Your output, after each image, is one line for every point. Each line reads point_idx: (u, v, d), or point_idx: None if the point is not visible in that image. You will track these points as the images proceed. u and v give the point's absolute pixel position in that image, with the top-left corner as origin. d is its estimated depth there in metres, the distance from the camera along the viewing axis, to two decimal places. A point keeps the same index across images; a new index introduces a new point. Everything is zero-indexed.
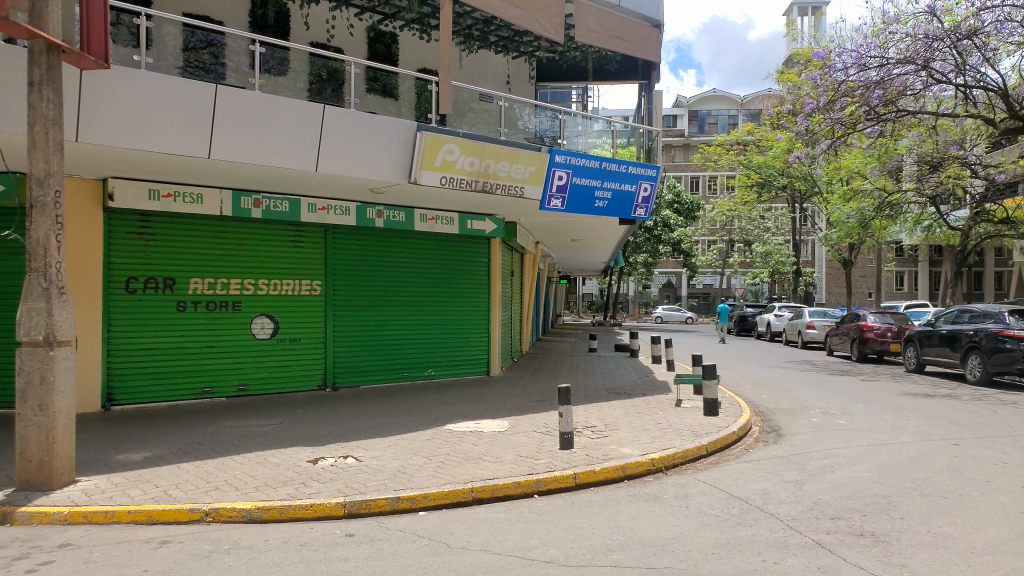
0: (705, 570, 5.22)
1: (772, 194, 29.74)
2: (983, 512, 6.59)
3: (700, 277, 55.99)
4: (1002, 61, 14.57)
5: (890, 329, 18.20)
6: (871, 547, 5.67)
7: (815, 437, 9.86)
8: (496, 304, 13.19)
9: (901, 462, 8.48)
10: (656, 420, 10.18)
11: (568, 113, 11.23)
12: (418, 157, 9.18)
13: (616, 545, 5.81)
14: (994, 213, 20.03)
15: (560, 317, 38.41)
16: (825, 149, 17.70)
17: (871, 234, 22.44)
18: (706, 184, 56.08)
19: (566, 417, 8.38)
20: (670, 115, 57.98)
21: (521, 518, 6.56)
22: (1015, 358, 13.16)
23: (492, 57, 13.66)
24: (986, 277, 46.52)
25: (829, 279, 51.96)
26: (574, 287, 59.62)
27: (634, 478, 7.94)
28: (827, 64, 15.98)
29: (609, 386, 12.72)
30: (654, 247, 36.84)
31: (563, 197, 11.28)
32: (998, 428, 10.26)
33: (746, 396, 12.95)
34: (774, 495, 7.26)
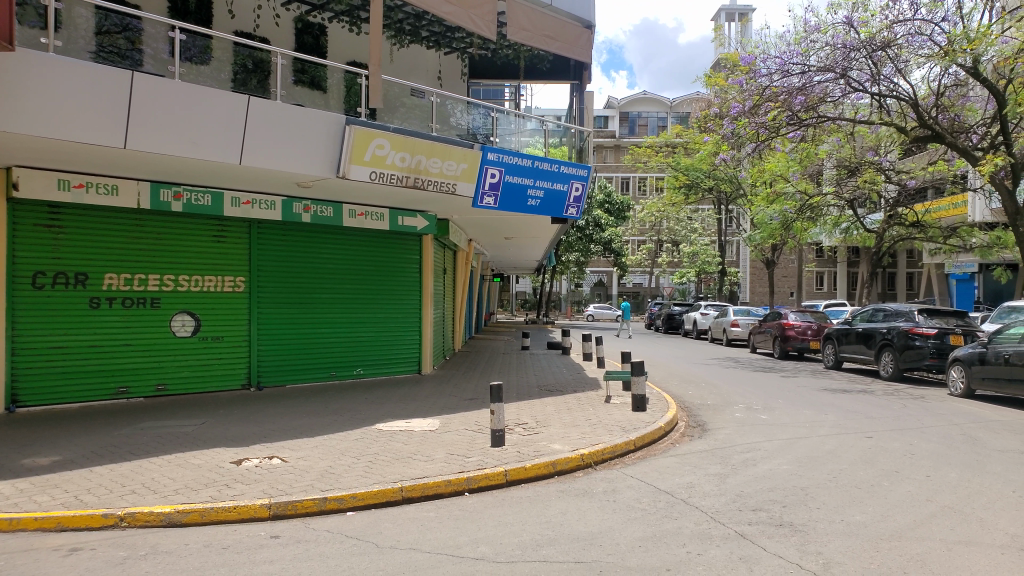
0: (632, 562, 5.30)
1: (699, 195, 30.52)
2: (892, 500, 6.91)
3: (630, 278, 57.03)
4: (913, 72, 15.23)
5: (810, 327, 18.87)
6: (789, 536, 5.87)
7: (738, 431, 10.15)
8: (428, 302, 13.09)
9: (818, 454, 8.81)
10: (586, 416, 10.29)
11: (501, 110, 11.23)
12: (347, 152, 9.03)
13: (545, 540, 5.85)
14: (906, 217, 21.07)
15: (494, 315, 38.49)
16: (750, 152, 18.22)
17: (792, 236, 23.23)
18: (636, 185, 57.14)
19: (497, 414, 8.39)
20: (602, 116, 58.83)
21: (451, 516, 6.52)
22: (923, 355, 14.00)
23: (424, 53, 13.51)
24: (898, 279, 48.92)
25: (753, 279, 53.69)
26: (506, 285, 59.92)
27: (564, 474, 8.00)
28: (752, 69, 16.49)
29: (541, 384, 12.80)
30: (586, 246, 37.39)
31: (495, 195, 11.25)
32: (908, 421, 10.77)
33: (673, 392, 13.24)
34: (698, 488, 7.44)
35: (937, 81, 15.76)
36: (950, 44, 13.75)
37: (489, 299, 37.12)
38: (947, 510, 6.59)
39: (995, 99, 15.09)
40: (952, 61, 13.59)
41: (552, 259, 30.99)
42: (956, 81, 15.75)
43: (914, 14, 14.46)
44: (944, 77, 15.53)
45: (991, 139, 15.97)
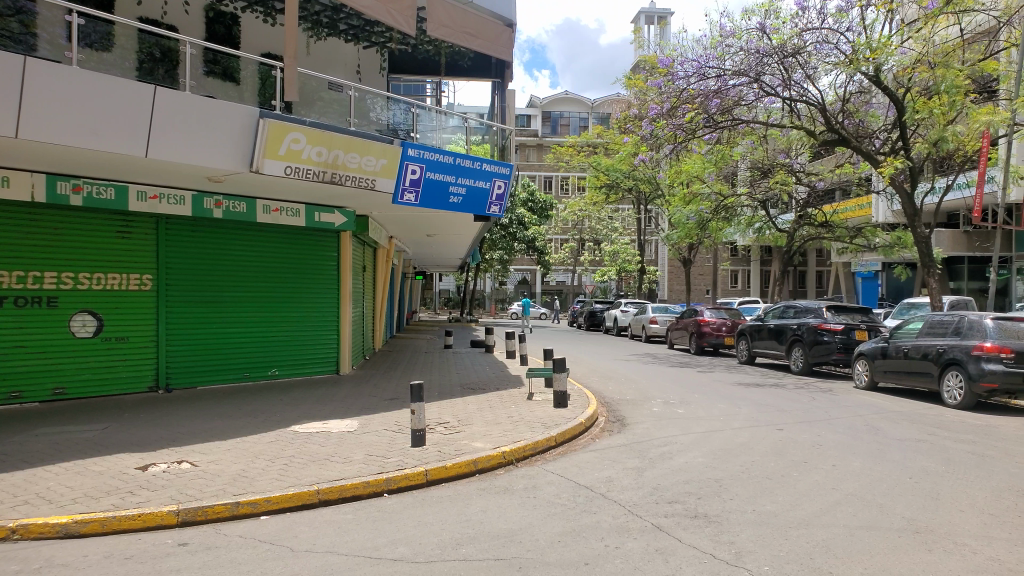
0: (551, 558, 5.34)
1: (619, 195, 31.04)
2: (800, 489, 7.20)
3: (553, 276, 57.56)
4: (820, 79, 15.93)
5: (725, 323, 19.54)
6: (703, 527, 6.03)
7: (656, 426, 10.37)
8: (346, 300, 12.87)
9: (731, 447, 9.10)
10: (509, 414, 10.31)
11: (422, 106, 11.13)
12: (261, 146, 8.77)
13: (465, 539, 5.82)
14: (815, 217, 22.03)
15: (416, 314, 38.12)
16: (668, 154, 18.60)
17: (708, 235, 23.93)
18: (558, 184, 57.77)
19: (418, 413, 8.31)
20: (525, 114, 59.07)
21: (370, 517, 6.43)
22: (830, 350, 14.69)
23: (341, 46, 13.26)
24: (808, 277, 51.11)
25: (670, 278, 55.14)
26: (429, 283, 59.57)
27: (485, 472, 8.00)
28: (670, 72, 16.83)
29: (463, 382, 12.76)
30: (509, 244, 37.49)
31: (416, 191, 11.11)
32: (816, 413, 11.24)
33: (594, 388, 13.43)
34: (617, 482, 7.56)
35: (843, 88, 16.52)
36: (854, 53, 14.42)
37: (411, 297, 36.79)
38: (850, 498, 6.90)
39: (895, 106, 15.91)
40: (856, 69, 14.26)
41: (475, 258, 30.95)
42: (860, 88, 16.58)
43: (822, 23, 15.10)
44: (849, 84, 16.29)
45: (891, 144, 16.85)
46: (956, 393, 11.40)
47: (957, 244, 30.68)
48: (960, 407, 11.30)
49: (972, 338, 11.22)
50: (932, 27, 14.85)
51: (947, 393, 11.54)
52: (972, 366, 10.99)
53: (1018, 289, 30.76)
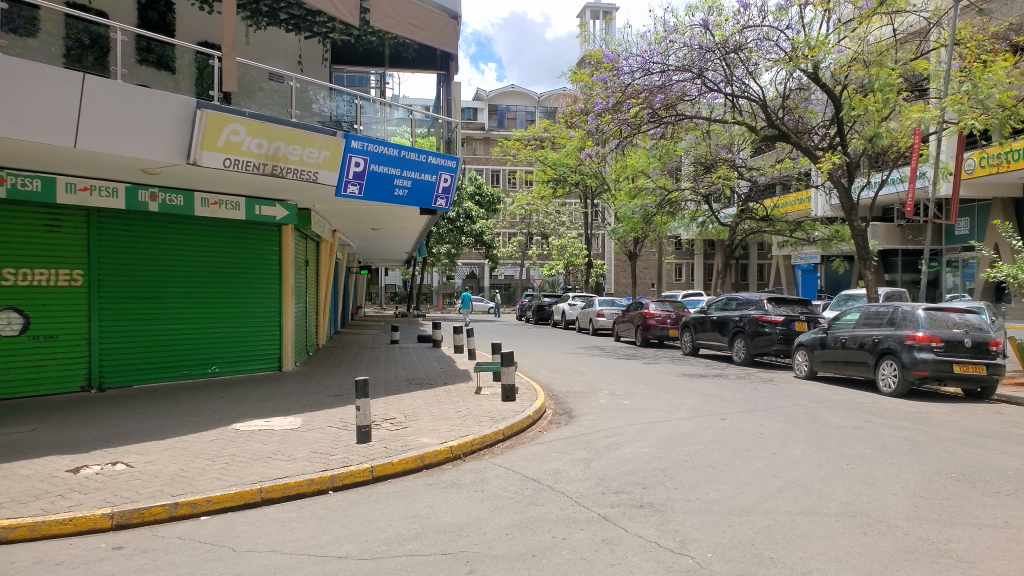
0: (498, 550, 5.34)
1: (566, 189, 31.20)
2: (743, 477, 7.35)
3: (502, 270, 57.64)
4: (761, 75, 16.26)
5: (670, 316, 19.85)
6: (649, 516, 6.10)
7: (602, 417, 10.47)
8: (289, 295, 12.63)
9: (676, 437, 9.25)
10: (456, 409, 10.29)
11: (366, 98, 10.99)
12: (198, 137, 8.51)
13: (412, 534, 5.78)
14: (756, 211, 22.54)
15: (361, 308, 37.73)
16: (614, 148, 18.75)
17: (653, 229, 24.26)
18: (506, 178, 57.82)
19: (364, 410, 8.22)
20: (471, 108, 58.86)
21: (315, 515, 6.33)
22: (771, 341, 15.08)
23: (283, 36, 13.07)
24: (750, 270, 52.37)
25: (617, 271, 55.78)
26: (376, 277, 58.95)
27: (432, 467, 7.95)
28: (616, 67, 16.94)
29: (410, 377, 12.67)
30: (457, 238, 37.34)
31: (360, 184, 10.95)
32: (758, 403, 11.51)
33: (542, 381, 13.49)
34: (564, 473, 7.61)
35: (782, 84, 16.92)
36: (793, 50, 14.76)
37: (356, 293, 36.39)
38: (790, 484, 7.08)
39: (832, 103, 16.35)
40: (795, 66, 14.61)
41: (422, 252, 30.81)
42: (799, 85, 17.02)
43: (763, 20, 15.42)
44: (788, 81, 16.69)
45: (828, 139, 17.32)
46: (890, 381, 11.80)
47: (891, 237, 31.79)
48: (895, 395, 11.71)
49: (905, 328, 11.63)
50: (867, 27, 15.32)
51: (882, 381, 11.94)
52: (905, 355, 11.40)
53: (947, 281, 32.10)
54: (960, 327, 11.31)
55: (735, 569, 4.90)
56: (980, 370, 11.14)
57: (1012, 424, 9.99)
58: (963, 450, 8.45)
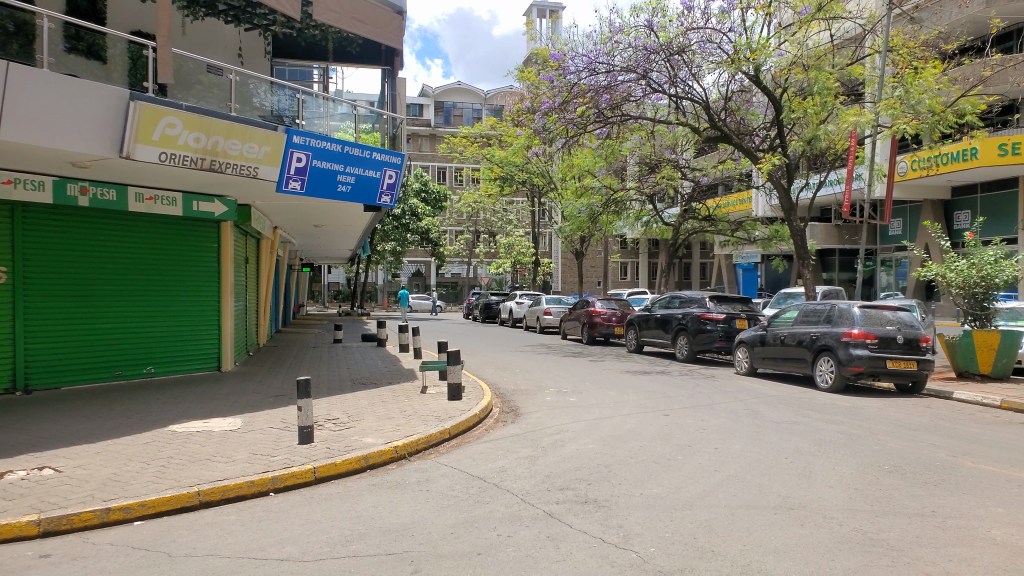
0: (443, 550, 5.30)
1: (513, 188, 31.11)
2: (685, 472, 7.48)
3: (449, 268, 57.48)
4: (704, 77, 16.56)
5: (615, 314, 20.09)
6: (593, 512, 6.15)
7: (548, 415, 10.52)
8: (228, 293, 12.36)
9: (621, 433, 9.36)
10: (401, 408, 10.21)
11: (308, 92, 10.80)
12: (132, 130, 8.22)
13: (355, 535, 5.70)
14: (699, 211, 22.98)
15: (303, 308, 37.05)
16: (560, 147, 18.85)
17: (599, 228, 24.50)
18: (452, 176, 57.72)
19: (305, 410, 8.08)
20: (417, 104, 58.46)
21: (255, 517, 6.19)
22: (713, 338, 15.40)
23: (221, 28, 12.73)
24: (693, 269, 53.45)
25: (564, 270, 56.22)
26: (319, 275, 58.04)
27: (376, 467, 7.86)
28: (562, 66, 16.99)
29: (354, 377, 12.52)
30: (402, 235, 37.03)
31: (302, 179, 10.73)
32: (700, 399, 11.73)
33: (488, 379, 13.48)
34: (510, 471, 7.61)
35: (725, 86, 17.26)
36: (736, 53, 15.01)
37: (298, 291, 35.72)
38: (731, 478, 7.24)
39: (772, 105, 16.73)
40: (737, 68, 14.87)
41: (366, 250, 30.42)
42: (741, 87, 17.40)
43: (706, 23, 15.69)
44: (731, 83, 17.06)
45: (769, 141, 17.75)
46: (827, 377, 12.15)
47: (829, 237, 32.81)
48: (831, 390, 12.07)
49: (842, 325, 11.99)
50: (806, 31, 15.70)
51: (819, 377, 12.30)
52: (842, 352, 11.75)
53: (881, 279, 33.30)
54: (893, 324, 11.72)
55: (678, 563, 4.98)
56: (912, 365, 11.59)
57: (940, 417, 10.40)
58: (895, 443, 8.75)
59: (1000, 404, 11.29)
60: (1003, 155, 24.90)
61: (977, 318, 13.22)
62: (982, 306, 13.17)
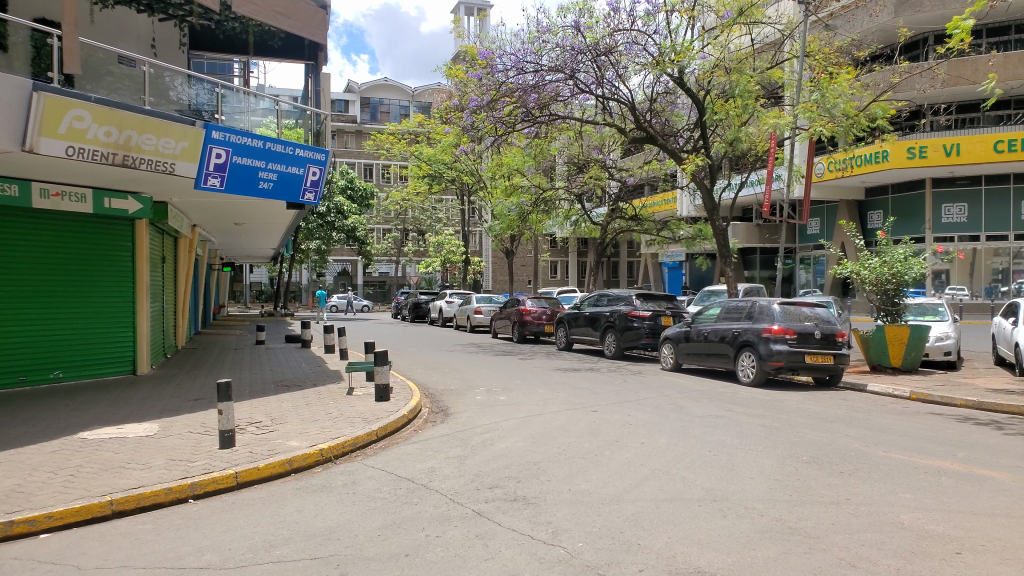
0: (371, 552, 5.23)
1: (443, 186, 30.53)
2: (612, 467, 7.59)
3: (377, 267, 56.89)
4: (630, 78, 16.88)
5: (545, 312, 20.27)
6: (522, 510, 6.18)
7: (478, 414, 10.51)
8: (144, 294, 11.92)
9: (549, 430, 9.43)
10: (327, 410, 10.03)
11: (228, 86, 10.51)
12: (36, 122, 7.79)
13: (280, 540, 5.57)
14: (626, 210, 23.41)
15: (224, 308, 35.95)
16: (489, 145, 18.88)
17: (529, 227, 24.65)
18: (379, 173, 57.05)
19: (226, 414, 7.85)
20: (342, 100, 57.52)
21: (173, 525, 5.98)
22: (640, 335, 15.71)
23: (134, 17, 12.35)
24: (621, 267, 54.46)
25: (494, 269, 56.46)
26: (242, 274, 56.42)
27: (301, 471, 7.70)
28: (489, 64, 17.00)
29: (278, 379, 12.23)
30: (327, 234, 36.37)
31: (222, 176, 10.40)
32: (627, 395, 11.94)
33: (417, 380, 13.38)
34: (438, 472, 7.57)
35: (650, 88, 17.63)
36: (661, 55, 15.30)
37: (218, 291, 34.62)
38: (657, 472, 7.39)
39: (695, 107, 17.13)
40: (662, 70, 15.17)
41: (289, 248, 29.77)
42: (666, 89, 17.80)
43: (632, 25, 15.93)
44: (656, 85, 17.46)
45: (692, 142, 18.21)
46: (749, 371, 12.52)
47: (750, 236, 33.86)
48: (752, 384, 12.46)
49: (762, 321, 12.39)
50: (727, 35, 16.13)
51: (740, 371, 12.68)
52: (762, 347, 12.13)
53: (800, 277, 34.58)
54: (810, 320, 12.20)
55: (606, 557, 5.04)
56: (828, 360, 12.08)
57: (855, 409, 10.87)
58: (812, 435, 9.09)
59: (909, 395, 11.88)
60: (912, 157, 26.34)
61: (889, 313, 13.87)
62: (893, 302, 13.82)
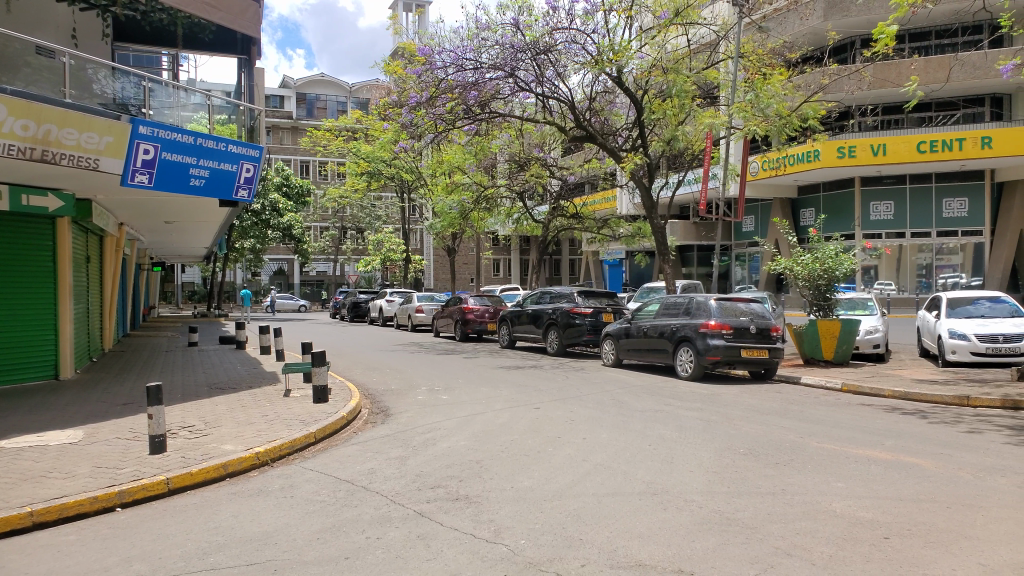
0: (309, 556, 5.13)
1: (381, 183, 30.25)
2: (554, 464, 7.62)
3: (314, 265, 55.97)
4: (569, 77, 17.01)
5: (488, 310, 20.28)
6: (464, 509, 6.14)
7: (419, 414, 10.42)
8: (66, 296, 11.45)
9: (491, 428, 9.41)
10: (263, 413, 9.80)
11: (155, 80, 10.20)
12: None
13: (214, 547, 5.40)
14: (567, 208, 23.58)
15: (154, 309, 34.78)
16: (429, 142, 18.75)
17: (471, 225, 24.59)
18: (316, 170, 56.13)
19: (156, 418, 7.59)
20: (277, 95, 56.31)
21: (100, 535, 5.75)
22: (582, 331, 15.85)
23: (53, 6, 11.88)
24: (563, 265, 54.90)
25: (436, 267, 56.25)
26: (173, 274, 54.71)
27: (237, 475, 7.50)
28: (429, 61, 16.88)
29: (211, 382, 11.88)
30: (262, 232, 35.57)
31: (150, 173, 10.01)
32: (570, 391, 12.02)
33: (357, 381, 13.19)
34: (379, 473, 7.47)
35: (590, 87, 17.75)
36: (599, 54, 15.41)
37: (147, 291, 33.48)
38: (598, 467, 7.44)
39: (634, 106, 17.35)
40: (601, 69, 15.29)
41: (223, 246, 28.98)
42: (605, 88, 17.94)
43: (571, 23, 15.98)
44: (595, 84, 17.58)
45: (631, 142, 18.47)
46: (687, 366, 12.77)
47: (687, 234, 34.51)
48: (691, 378, 12.70)
49: (699, 317, 12.63)
50: (665, 35, 16.35)
51: (679, 366, 12.90)
52: (700, 342, 12.37)
53: (736, 274, 35.42)
54: (746, 315, 12.48)
55: (548, 553, 5.05)
56: (763, 353, 12.39)
57: (789, 402, 11.17)
58: (748, 427, 9.31)
59: (841, 387, 12.29)
60: (842, 156, 27.24)
61: (821, 309, 14.32)
62: (824, 297, 14.26)
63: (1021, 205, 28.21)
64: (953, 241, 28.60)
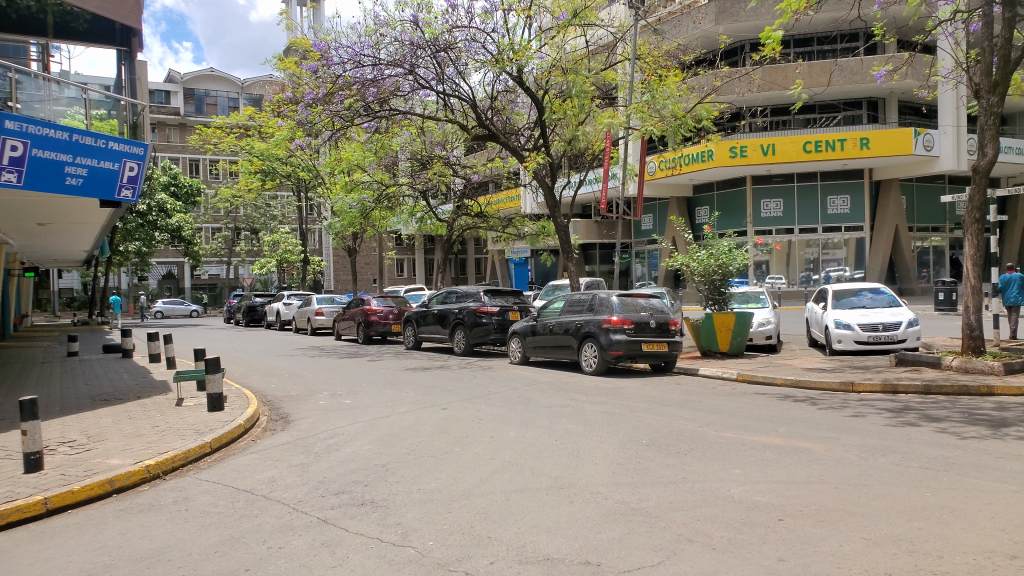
0: (206, 571, 4.88)
1: (277, 181, 29.38)
2: (461, 463, 7.58)
3: (206, 268, 53.73)
4: (470, 75, 16.96)
5: (391, 311, 20.03)
6: (370, 513, 6.01)
7: (322, 419, 10.15)
8: None
9: (397, 431, 9.27)
10: (153, 424, 9.30)
11: (23, 70, 9.54)
12: None
13: (99, 568, 5.06)
14: (471, 207, 23.61)
15: (27, 317, 32.44)
16: (326, 139, 18.35)
17: (372, 224, 24.24)
18: (206, 169, 53.93)
19: (32, 435, 7.06)
20: (162, 91, 53.70)
21: None
22: (488, 330, 15.89)
23: None
24: (468, 264, 54.99)
25: (336, 268, 55.21)
26: (49, 279, 51.24)
27: (124, 491, 7.07)
28: (324, 56, 16.61)
29: (95, 394, 11.17)
30: (149, 234, 33.84)
31: (19, 171, 9.24)
32: (476, 390, 12.00)
33: (254, 387, 12.73)
34: (280, 481, 7.22)
35: (490, 86, 17.78)
36: (499, 53, 15.48)
37: (18, 299, 31.24)
38: (506, 465, 7.45)
39: (535, 105, 17.50)
40: (501, 68, 15.36)
41: (105, 250, 27.41)
42: (506, 87, 18.01)
43: (470, 22, 15.99)
44: (496, 83, 17.61)
45: (533, 140, 18.67)
46: (591, 361, 12.98)
47: (589, 232, 35.20)
48: (595, 373, 12.92)
49: (602, 313, 12.87)
50: (563, 36, 16.60)
51: (585, 362, 13.09)
52: (603, 338, 12.60)
53: (636, 270, 36.43)
54: (646, 311, 12.82)
55: (456, 553, 5.01)
56: (663, 347, 12.76)
57: (688, 393, 11.54)
58: (650, 419, 9.53)
59: (736, 376, 12.80)
60: (734, 156, 28.45)
61: (716, 302, 14.89)
62: (719, 291, 14.83)
63: (896, 202, 30.00)
64: (837, 236, 30.39)
